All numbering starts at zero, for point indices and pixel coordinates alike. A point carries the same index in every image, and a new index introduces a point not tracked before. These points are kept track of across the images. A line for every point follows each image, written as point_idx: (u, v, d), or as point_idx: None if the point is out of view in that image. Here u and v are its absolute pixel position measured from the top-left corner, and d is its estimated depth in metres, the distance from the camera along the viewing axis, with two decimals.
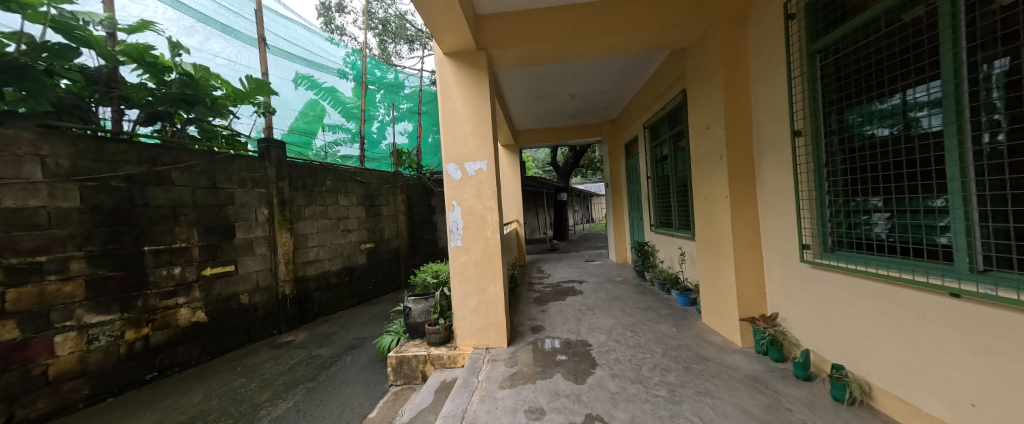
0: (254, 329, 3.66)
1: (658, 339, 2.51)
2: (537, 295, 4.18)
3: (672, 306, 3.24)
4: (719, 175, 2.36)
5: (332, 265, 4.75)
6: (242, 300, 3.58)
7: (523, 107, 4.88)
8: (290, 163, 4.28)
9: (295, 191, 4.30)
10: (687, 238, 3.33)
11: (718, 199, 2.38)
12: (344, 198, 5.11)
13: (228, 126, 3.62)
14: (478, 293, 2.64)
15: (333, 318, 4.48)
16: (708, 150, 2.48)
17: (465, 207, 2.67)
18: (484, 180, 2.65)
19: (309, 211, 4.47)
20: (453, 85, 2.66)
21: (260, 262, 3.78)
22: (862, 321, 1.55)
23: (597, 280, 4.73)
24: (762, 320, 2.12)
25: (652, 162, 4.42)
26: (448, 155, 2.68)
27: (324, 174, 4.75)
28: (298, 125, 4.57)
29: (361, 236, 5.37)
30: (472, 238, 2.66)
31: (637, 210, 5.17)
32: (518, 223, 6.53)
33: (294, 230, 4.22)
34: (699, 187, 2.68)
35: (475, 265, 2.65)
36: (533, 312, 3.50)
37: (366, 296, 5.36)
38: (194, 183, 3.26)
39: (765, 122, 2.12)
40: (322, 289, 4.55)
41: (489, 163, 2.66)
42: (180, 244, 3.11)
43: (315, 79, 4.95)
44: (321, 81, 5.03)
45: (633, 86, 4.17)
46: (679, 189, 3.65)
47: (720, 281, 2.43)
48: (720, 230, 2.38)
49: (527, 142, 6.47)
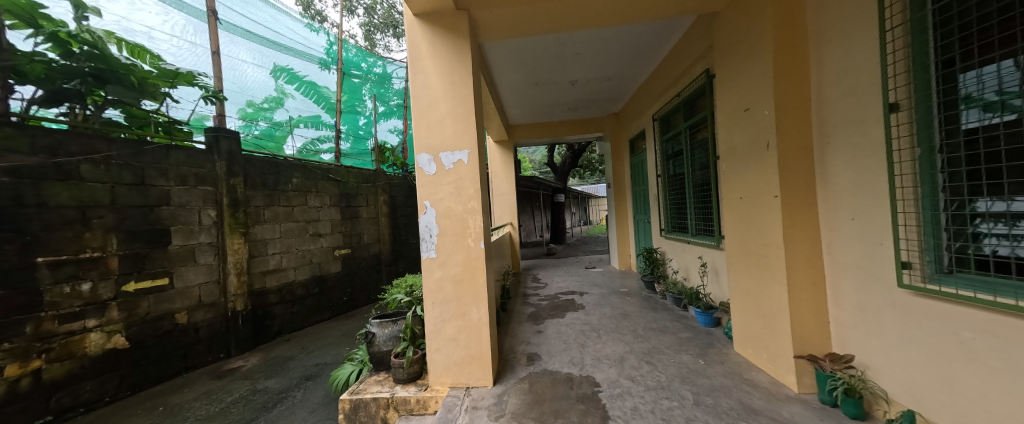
0: (193, 354, 3.07)
1: (684, 377, 1.97)
2: (532, 310, 3.63)
3: (691, 328, 2.72)
4: (764, 170, 1.84)
5: (298, 275, 4.17)
6: (177, 320, 2.99)
7: (517, 95, 4.38)
8: (246, 157, 3.70)
9: (252, 190, 3.72)
10: (709, 246, 2.81)
11: (762, 200, 1.86)
12: (314, 198, 4.52)
13: (166, 113, 3.03)
14: (456, 318, 2.08)
15: (298, 337, 3.89)
16: (747, 138, 1.96)
17: (441, 209, 2.12)
18: (465, 175, 2.10)
19: (270, 213, 3.89)
20: (425, 55, 2.11)
21: (203, 274, 3.20)
22: (1013, 383, 1.01)
23: (600, 291, 4.20)
24: (826, 360, 1.59)
25: (663, 158, 3.90)
26: (419, 143, 2.13)
27: (289, 171, 4.18)
28: (260, 114, 3.88)
29: (335, 241, 4.79)
30: (448, 249, 2.11)
31: (644, 213, 4.65)
32: (513, 226, 5.97)
33: (250, 235, 3.64)
34: (733, 184, 2.16)
35: (453, 283, 2.10)
36: (527, 333, 2.95)
37: (340, 308, 4.78)
38: (114, 178, 2.68)
39: (833, 98, 1.59)
40: (285, 303, 3.97)
41: (471, 154, 2.11)
42: (91, 254, 2.53)
43: (296, 71, 4.30)
44: (301, 73, 4.38)
45: (644, 69, 3.64)
46: (700, 188, 3.14)
47: (765, 304, 1.90)
48: (766, 240, 1.86)
49: (522, 138, 5.92)
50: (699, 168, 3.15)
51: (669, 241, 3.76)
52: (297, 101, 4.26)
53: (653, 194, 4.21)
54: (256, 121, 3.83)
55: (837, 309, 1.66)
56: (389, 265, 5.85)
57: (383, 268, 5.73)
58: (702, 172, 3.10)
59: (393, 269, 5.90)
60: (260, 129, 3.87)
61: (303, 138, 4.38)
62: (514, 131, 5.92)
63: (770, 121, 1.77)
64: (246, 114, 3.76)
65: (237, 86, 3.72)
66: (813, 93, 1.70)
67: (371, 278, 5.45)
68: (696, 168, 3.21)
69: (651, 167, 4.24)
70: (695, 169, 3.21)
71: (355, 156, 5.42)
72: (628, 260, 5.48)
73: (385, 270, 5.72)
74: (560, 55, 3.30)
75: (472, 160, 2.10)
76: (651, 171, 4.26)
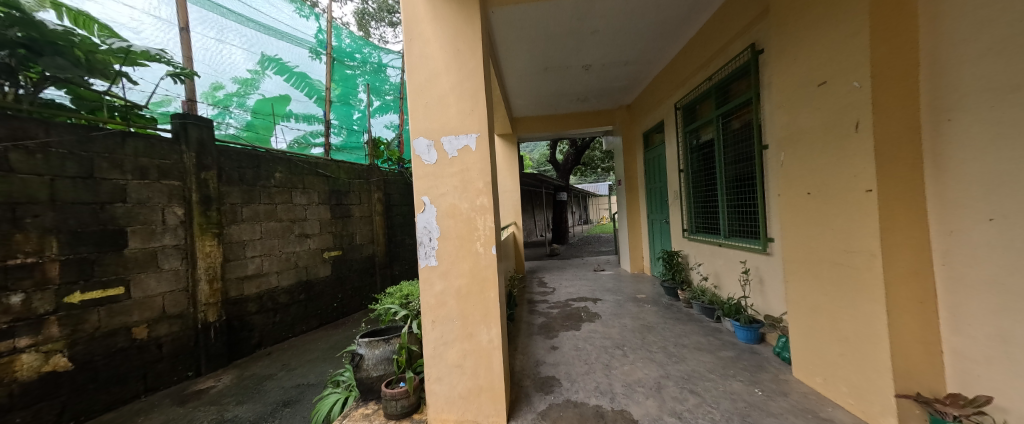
0: (155, 374, 2.66)
1: (744, 414, 1.59)
2: (542, 321, 3.25)
3: (731, 345, 2.35)
4: (847, 157, 1.46)
5: (281, 280, 3.76)
6: (135, 335, 2.58)
7: (524, 80, 4.00)
8: (220, 148, 3.28)
9: (227, 185, 3.31)
10: (750, 250, 2.45)
11: (843, 195, 1.49)
12: (300, 195, 4.11)
13: (123, 96, 2.62)
14: (461, 340, 1.70)
15: (279, 350, 3.49)
16: (822, 119, 1.59)
17: (443, 207, 1.73)
18: (473, 165, 1.71)
19: (249, 211, 3.48)
20: (424, 17, 1.72)
21: (167, 281, 2.79)
22: None
23: (615, 298, 3.83)
24: (946, 404, 1.22)
25: (685, 151, 3.53)
26: (416, 124, 1.74)
27: (271, 165, 3.77)
28: (235, 100, 3.44)
29: (323, 243, 4.39)
30: (452, 256, 1.72)
31: (661, 212, 4.29)
32: (516, 226, 5.57)
33: (224, 236, 3.23)
34: (793, 177, 1.79)
35: (458, 298, 1.71)
36: (539, 349, 2.57)
37: (328, 316, 4.38)
38: (57, 169, 2.28)
39: (961, 63, 1.22)
40: (265, 312, 3.57)
41: (480, 139, 1.71)
42: (24, 260, 2.12)
43: (286, 62, 3.96)
44: (292, 64, 4.04)
45: (668, 50, 3.27)
46: (737, 184, 2.78)
47: (844, 325, 1.53)
48: (847, 244, 1.49)
49: (527, 131, 5.51)
50: (735, 161, 2.78)
51: (694, 243, 3.39)
52: (281, 87, 3.84)
53: (673, 191, 3.84)
54: (229, 107, 3.41)
55: (954, 336, 1.29)
56: (383, 267, 5.46)
57: (376, 271, 5.33)
58: (739, 165, 2.74)
59: (387, 272, 5.50)
60: (235, 117, 3.47)
61: (287, 129, 3.95)
62: (517, 124, 5.53)
63: (861, 95, 1.39)
64: (217, 99, 3.31)
65: (209, 68, 3.27)
66: (923, 60, 1.34)
67: (363, 282, 5.05)
68: (730, 162, 2.85)
69: (670, 162, 3.87)
70: (730, 163, 2.84)
71: (348, 151, 4.99)
72: (640, 262, 5.12)
73: (378, 273, 5.33)
74: (577, 32, 2.92)
75: (481, 146, 1.71)
76: (670, 166, 3.89)
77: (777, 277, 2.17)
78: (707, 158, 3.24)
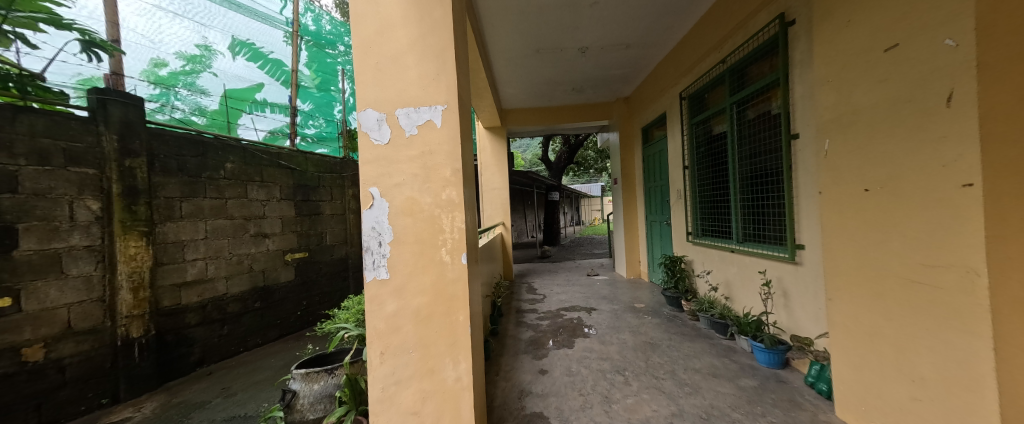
0: (54, 405, 2.18)
1: None
2: (530, 335, 2.84)
3: (752, 370, 1.98)
4: (932, 140, 1.07)
5: (231, 286, 3.28)
6: (25, 358, 2.09)
7: (512, 64, 3.59)
8: (154, 131, 2.78)
9: (162, 175, 2.81)
10: (771, 258, 2.09)
11: (921, 194, 1.11)
12: (258, 189, 3.62)
13: (17, 64, 2.12)
14: (419, 379, 1.28)
15: (225, 368, 3.01)
16: (888, 95, 1.20)
17: (397, 201, 1.30)
18: (438, 146, 1.29)
19: (190, 206, 2.98)
20: None
21: (76, 290, 2.30)
22: None
23: (611, 308, 3.45)
24: None
25: (690, 146, 3.18)
26: (364, 92, 1.31)
27: (220, 154, 3.27)
28: (181, 79, 2.99)
29: (285, 243, 3.90)
30: (408, 266, 1.30)
31: (662, 213, 3.94)
32: (505, 226, 5.16)
33: (156, 235, 2.73)
34: (841, 169, 1.41)
35: (415, 322, 1.29)
36: (525, 374, 2.16)
37: (291, 325, 3.90)
38: None
39: None
40: (208, 324, 3.07)
41: (448, 112, 1.29)
42: None
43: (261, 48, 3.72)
44: (267, 51, 3.79)
45: (675, 31, 2.92)
46: (755, 182, 2.42)
47: (918, 365, 1.17)
48: (927, 257, 1.12)
49: (517, 124, 5.10)
50: (752, 155, 2.42)
51: (700, 248, 3.04)
52: (243, 71, 3.50)
53: (676, 190, 3.49)
54: (176, 87, 2.95)
55: None
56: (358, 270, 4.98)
57: (349, 274, 4.86)
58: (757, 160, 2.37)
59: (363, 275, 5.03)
60: (182, 99, 3.00)
61: (248, 117, 3.55)
62: (507, 116, 5.12)
63: (955, 58, 1.01)
64: (161, 77, 2.89)
65: (143, 36, 2.80)
66: None
67: (333, 287, 4.58)
68: (745, 157, 2.49)
69: (673, 158, 3.52)
70: (746, 157, 2.48)
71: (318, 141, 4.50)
72: (636, 267, 4.78)
73: (352, 277, 4.86)
74: (573, 4, 2.54)
75: (449, 122, 1.29)
76: (673, 162, 3.54)
77: (808, 291, 1.82)
78: (719, 152, 2.87)
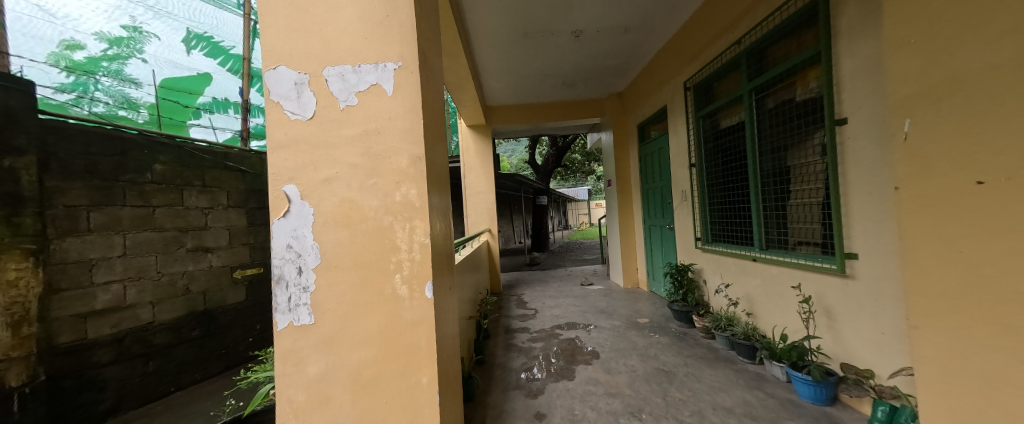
0: None
1: None
2: (523, 363, 2.40)
3: (797, 408, 1.62)
4: None
5: (158, 313, 2.71)
6: None
7: (497, 51, 3.19)
8: (50, 124, 2.22)
9: (60, 179, 2.25)
10: (808, 269, 1.76)
11: None
12: (199, 196, 3.08)
13: None
14: None
15: (145, 416, 2.44)
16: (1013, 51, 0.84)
17: (326, 206, 0.86)
18: (389, 123, 0.87)
19: (100, 217, 2.42)
20: None
21: None
22: None
23: (612, 324, 3.07)
24: None
25: (697, 140, 2.86)
26: (274, 39, 0.86)
27: (147, 153, 2.72)
28: (104, 65, 2.50)
29: (234, 258, 3.35)
30: (344, 304, 0.85)
31: (663, 216, 3.61)
32: (491, 233, 4.72)
33: (49, 255, 2.16)
34: (924, 161, 1.04)
35: (354, 390, 0.84)
36: (518, 420, 1.73)
37: (238, 355, 3.32)
38: None
39: None
40: (126, 361, 2.50)
41: (404, 71, 0.87)
42: None
43: (220, 42, 3.34)
44: (227, 45, 3.41)
45: (681, 11, 2.61)
46: (780, 179, 2.11)
47: None
48: None
49: (504, 122, 4.71)
50: (776, 149, 2.11)
51: (712, 256, 2.71)
52: (189, 63, 3.03)
53: (681, 191, 3.16)
54: (97, 75, 2.43)
55: None
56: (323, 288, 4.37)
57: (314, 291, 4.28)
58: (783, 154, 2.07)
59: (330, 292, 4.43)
60: (106, 89, 2.48)
61: (203, 116, 3.15)
62: (493, 113, 4.72)
63: None
64: (75, 63, 2.33)
65: (42, 10, 2.21)
66: None
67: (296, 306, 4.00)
68: (766, 151, 2.18)
69: (677, 156, 3.21)
70: (767, 151, 2.17)
71: None
72: (634, 276, 4.43)
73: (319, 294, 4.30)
74: None
75: (405, 86, 0.86)
76: (676, 161, 3.22)
77: (864, 311, 1.49)
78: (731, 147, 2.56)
